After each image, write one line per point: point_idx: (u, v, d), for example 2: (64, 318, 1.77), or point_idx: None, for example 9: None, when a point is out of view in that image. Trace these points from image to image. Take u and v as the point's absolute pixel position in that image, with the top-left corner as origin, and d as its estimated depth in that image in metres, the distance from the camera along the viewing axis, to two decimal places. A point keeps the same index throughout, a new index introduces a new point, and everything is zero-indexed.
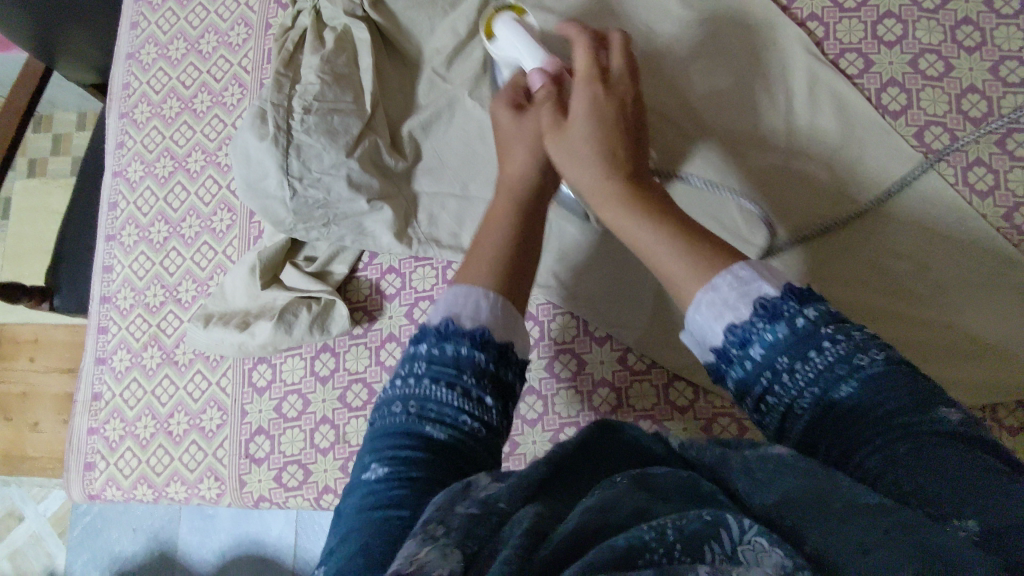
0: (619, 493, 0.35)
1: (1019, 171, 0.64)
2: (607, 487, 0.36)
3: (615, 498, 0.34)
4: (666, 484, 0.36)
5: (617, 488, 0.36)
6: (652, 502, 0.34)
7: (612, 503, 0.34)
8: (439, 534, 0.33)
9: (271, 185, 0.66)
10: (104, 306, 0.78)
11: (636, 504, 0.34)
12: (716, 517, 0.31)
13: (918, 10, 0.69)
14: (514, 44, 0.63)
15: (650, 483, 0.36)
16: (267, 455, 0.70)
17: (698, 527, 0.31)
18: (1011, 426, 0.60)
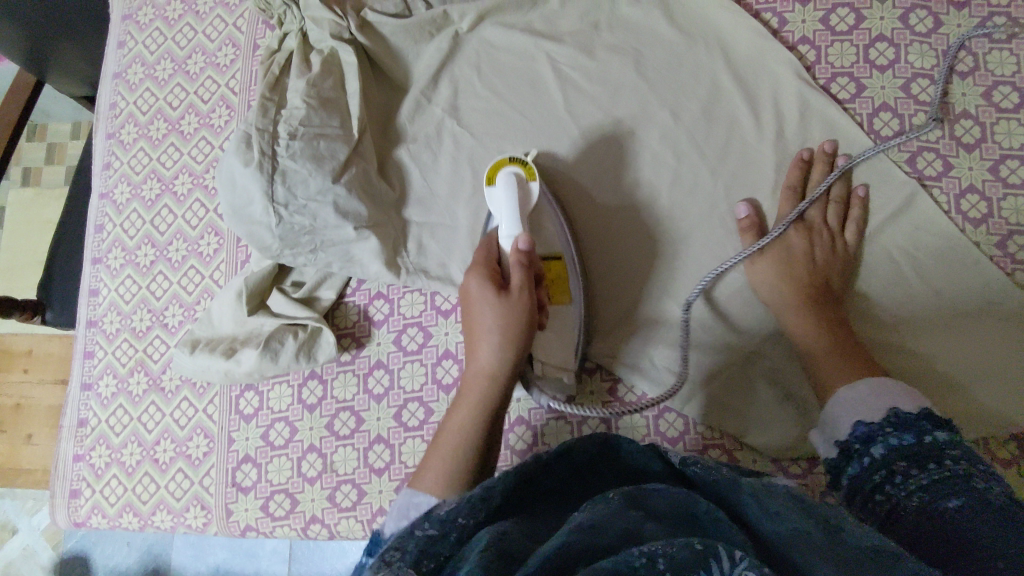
0: (607, 514, 0.35)
1: (1012, 199, 0.63)
2: (598, 504, 0.37)
3: (605, 517, 0.35)
4: (656, 507, 0.37)
5: (607, 505, 0.36)
6: (638, 522, 0.35)
7: (601, 523, 0.34)
8: (396, 558, 0.36)
9: (256, 211, 0.65)
10: (91, 330, 0.78)
11: (625, 526, 0.34)
12: (707, 547, 0.30)
13: (910, 34, 0.68)
14: (502, 213, 0.63)
15: (643, 502, 0.37)
16: (253, 483, 0.69)
17: (688, 556, 0.29)
18: (1004, 458, 0.60)
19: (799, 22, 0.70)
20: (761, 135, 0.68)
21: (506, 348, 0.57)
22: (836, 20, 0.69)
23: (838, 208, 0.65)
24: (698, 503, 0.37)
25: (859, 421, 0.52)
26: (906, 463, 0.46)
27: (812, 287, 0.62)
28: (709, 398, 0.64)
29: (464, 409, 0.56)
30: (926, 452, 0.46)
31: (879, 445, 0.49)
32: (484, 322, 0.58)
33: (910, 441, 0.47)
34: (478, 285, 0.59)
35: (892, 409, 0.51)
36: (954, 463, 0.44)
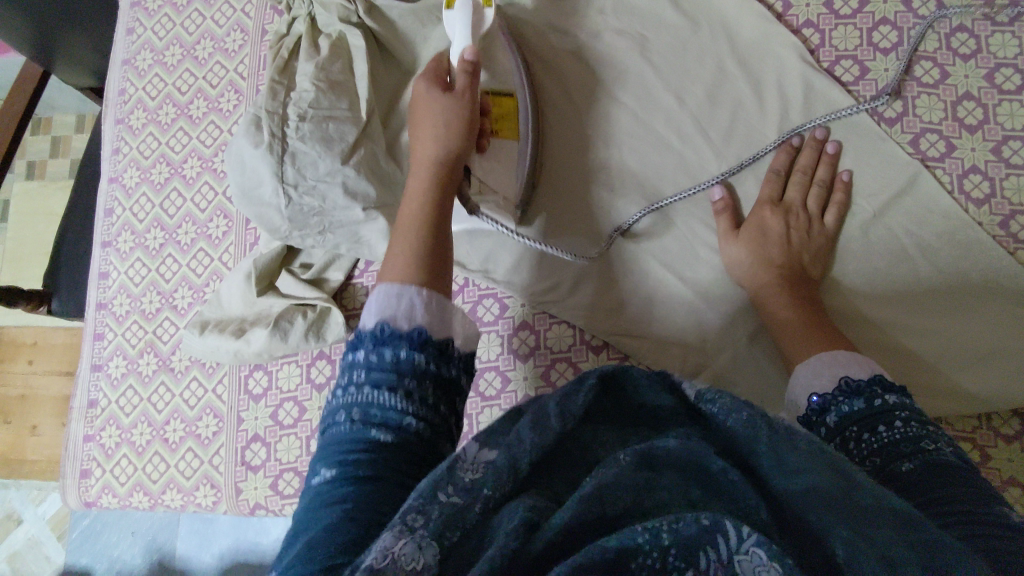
0: (620, 478, 0.33)
1: (1015, 179, 0.64)
2: (607, 466, 0.34)
3: (618, 477, 0.33)
4: (669, 461, 0.34)
5: (618, 468, 0.33)
6: (650, 486, 0.33)
7: (609, 488, 0.32)
8: (419, 525, 0.33)
9: (266, 192, 0.66)
10: (100, 313, 0.78)
11: (633, 488, 0.33)
12: (715, 522, 0.29)
13: (913, 17, 0.68)
14: (456, 32, 0.66)
15: (654, 460, 0.34)
16: (263, 462, 0.70)
17: (694, 534, 0.29)
18: (1006, 433, 0.60)
19: (803, 6, 0.71)
20: (765, 118, 0.68)
21: (437, 204, 0.54)
22: (840, 4, 0.70)
23: (821, 192, 0.66)
24: (713, 457, 0.34)
25: (813, 395, 0.53)
26: (859, 427, 0.48)
27: (789, 268, 0.63)
28: (720, 375, 0.65)
29: (412, 200, 0.54)
30: (874, 415, 0.48)
31: (833, 413, 0.50)
32: (416, 187, 0.56)
33: (861, 406, 0.49)
34: (427, 134, 0.58)
35: (843, 378, 0.52)
36: (906, 424, 0.46)
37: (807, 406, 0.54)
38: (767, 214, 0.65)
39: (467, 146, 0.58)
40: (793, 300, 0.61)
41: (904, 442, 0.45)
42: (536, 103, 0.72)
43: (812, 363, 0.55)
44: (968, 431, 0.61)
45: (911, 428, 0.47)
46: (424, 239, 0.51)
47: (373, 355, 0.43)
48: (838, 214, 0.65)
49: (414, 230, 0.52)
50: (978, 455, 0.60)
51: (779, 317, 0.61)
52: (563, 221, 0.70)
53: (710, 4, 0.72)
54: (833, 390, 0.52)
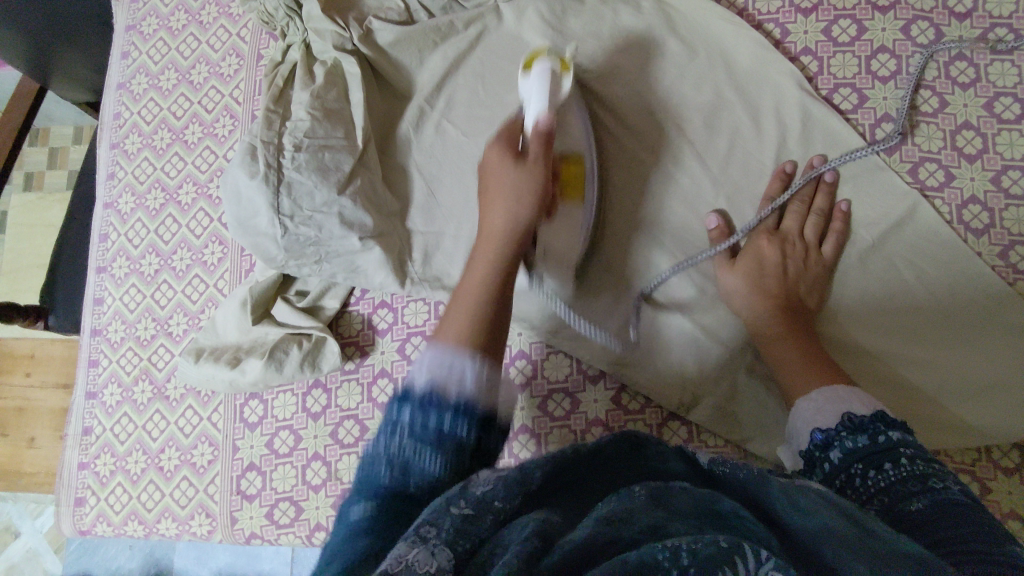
0: (631, 507, 0.36)
1: (1014, 209, 0.63)
2: (622, 500, 0.37)
3: (631, 511, 0.35)
4: (681, 508, 0.36)
5: (632, 501, 0.36)
6: (665, 521, 0.35)
7: (624, 518, 0.35)
8: (432, 536, 0.33)
9: (262, 223, 0.66)
10: (95, 339, 0.78)
11: (649, 521, 0.35)
12: (732, 544, 0.30)
13: (912, 45, 0.68)
14: (531, 95, 0.60)
15: (666, 501, 0.37)
16: (258, 491, 0.69)
17: (714, 554, 0.29)
18: (1006, 467, 0.60)
19: (800, 33, 0.71)
20: (762, 147, 0.68)
21: (508, 303, 0.52)
22: (838, 31, 0.70)
23: (819, 220, 0.65)
24: (721, 500, 0.37)
25: (817, 430, 0.52)
26: (862, 465, 0.48)
27: (787, 299, 0.62)
28: (718, 407, 0.64)
29: (464, 302, 0.50)
30: (880, 452, 0.48)
31: (837, 449, 0.50)
32: (502, 183, 0.57)
33: (865, 441, 0.49)
34: (496, 154, 0.59)
35: (846, 414, 0.52)
36: (912, 463, 0.46)
37: (810, 442, 0.53)
38: (765, 243, 0.65)
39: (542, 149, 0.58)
40: (790, 332, 0.61)
41: (907, 480, 0.45)
42: None
43: (813, 399, 0.55)
44: (967, 464, 0.61)
45: (917, 465, 0.46)
46: (475, 323, 0.47)
47: (419, 416, 0.40)
48: (836, 243, 0.65)
49: (480, 285, 0.51)
50: (977, 489, 0.60)
51: (778, 351, 0.61)
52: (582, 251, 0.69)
53: (705, 30, 0.71)
54: (836, 427, 0.51)
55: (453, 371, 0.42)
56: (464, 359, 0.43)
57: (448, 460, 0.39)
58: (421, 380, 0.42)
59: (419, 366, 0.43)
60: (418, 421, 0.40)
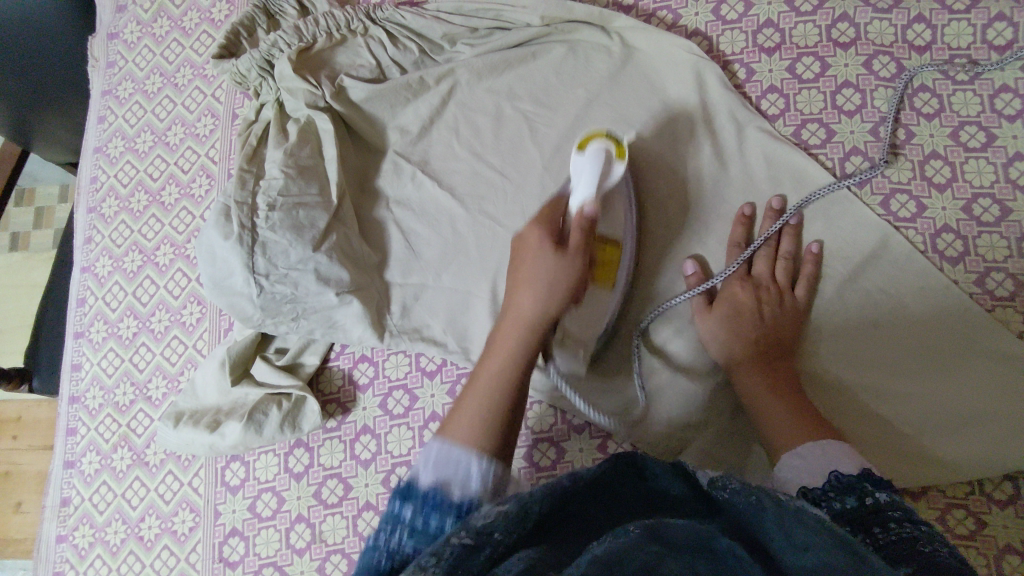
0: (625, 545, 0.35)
1: (986, 237, 0.64)
2: (618, 537, 0.37)
3: (625, 550, 0.34)
4: (676, 539, 0.36)
5: (627, 538, 0.36)
6: (659, 555, 0.34)
7: (619, 558, 0.33)
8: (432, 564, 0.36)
9: (237, 283, 0.65)
10: (73, 406, 0.77)
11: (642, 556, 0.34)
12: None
13: (875, 79, 0.69)
14: (582, 177, 0.60)
15: (661, 533, 0.37)
16: (241, 558, 0.68)
17: None
18: (1000, 499, 0.59)
19: (765, 72, 0.72)
20: (732, 185, 0.69)
21: (549, 301, 0.54)
22: (802, 69, 0.71)
23: (789, 261, 0.66)
24: (718, 538, 0.37)
25: (801, 487, 0.51)
26: (851, 527, 0.46)
27: (763, 345, 0.62)
28: (704, 450, 0.64)
29: (498, 357, 0.53)
30: (869, 514, 0.46)
31: (825, 510, 0.48)
32: (534, 269, 0.56)
33: (853, 503, 0.47)
34: (538, 236, 0.57)
35: (833, 472, 0.51)
36: (900, 525, 0.44)
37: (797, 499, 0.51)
38: (737, 289, 0.65)
39: (585, 239, 0.57)
40: (766, 376, 0.61)
41: (898, 544, 0.43)
42: (506, 179, 0.71)
43: (799, 452, 0.55)
44: (960, 497, 0.60)
45: (907, 528, 0.44)
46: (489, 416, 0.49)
47: (421, 516, 0.43)
48: (809, 284, 0.65)
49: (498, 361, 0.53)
50: (973, 523, 0.59)
51: (758, 393, 0.60)
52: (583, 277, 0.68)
53: (676, 79, 0.71)
54: (823, 485, 0.51)
55: (460, 469, 0.45)
56: (471, 455, 0.46)
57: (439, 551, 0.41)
58: (426, 476, 0.45)
59: (421, 462, 0.47)
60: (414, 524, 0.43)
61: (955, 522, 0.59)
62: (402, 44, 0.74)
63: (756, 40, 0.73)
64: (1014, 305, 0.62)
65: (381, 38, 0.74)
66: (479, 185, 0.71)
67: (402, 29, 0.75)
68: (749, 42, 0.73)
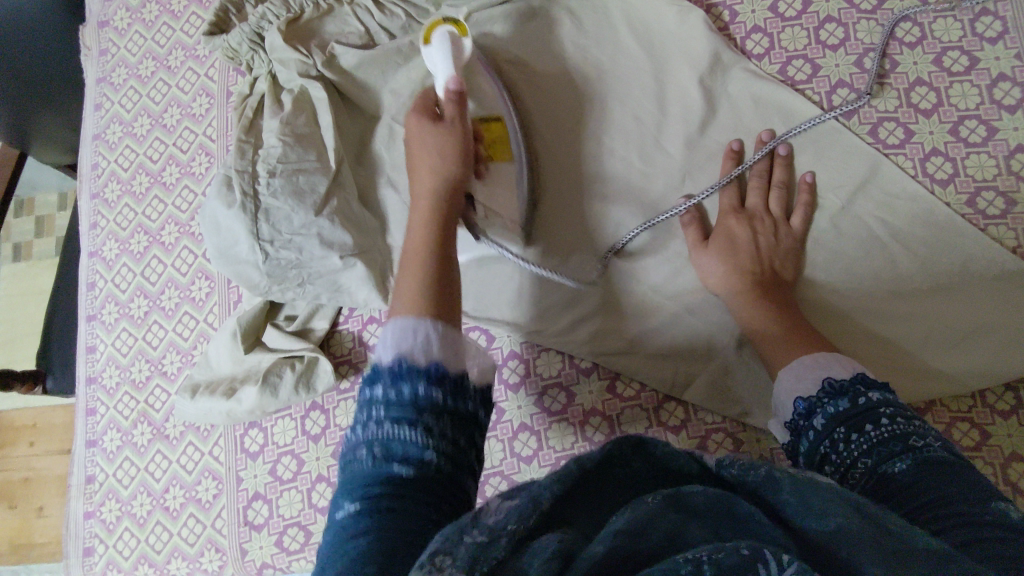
0: (644, 519, 0.35)
1: (975, 157, 0.65)
2: (635, 507, 0.36)
3: (646, 520, 0.35)
4: (696, 507, 0.36)
5: (647, 508, 0.35)
6: (682, 526, 0.35)
7: (639, 531, 0.34)
8: (448, 564, 0.33)
9: (243, 250, 0.67)
10: (91, 387, 0.78)
11: (666, 527, 0.34)
12: (754, 552, 0.30)
13: (857, 12, 0.70)
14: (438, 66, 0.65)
15: (683, 501, 0.36)
16: (266, 520, 0.69)
17: (736, 561, 0.29)
18: (1002, 409, 0.60)
19: (748, 13, 0.73)
20: (720, 125, 0.70)
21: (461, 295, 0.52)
22: (785, 7, 0.72)
23: (782, 194, 0.67)
24: (738, 503, 0.37)
25: (799, 400, 0.53)
26: (845, 428, 0.49)
27: (760, 274, 0.63)
28: (709, 382, 0.65)
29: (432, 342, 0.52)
30: (863, 413, 0.49)
31: (820, 415, 0.51)
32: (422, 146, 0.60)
33: (846, 406, 0.50)
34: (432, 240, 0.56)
35: (824, 380, 0.52)
36: (892, 422, 0.47)
37: (795, 412, 0.53)
38: (732, 223, 0.66)
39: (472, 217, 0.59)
40: (766, 305, 0.61)
41: (891, 442, 0.46)
42: (499, 136, 0.73)
43: (794, 367, 0.56)
44: (963, 411, 0.61)
45: (897, 423, 0.47)
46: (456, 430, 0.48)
47: (393, 390, 0.42)
48: (804, 216, 0.66)
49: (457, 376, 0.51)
50: (977, 435, 0.60)
51: (756, 321, 0.61)
52: (567, 220, 0.70)
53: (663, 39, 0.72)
54: (817, 393, 0.52)
55: (417, 336, 0.44)
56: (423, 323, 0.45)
57: (413, 464, 0.40)
58: (387, 355, 0.44)
59: (381, 344, 0.45)
60: (382, 424, 0.41)
61: (959, 435, 0.60)
62: (388, 10, 0.75)
63: None
64: (1006, 221, 0.63)
65: (367, 6, 0.75)
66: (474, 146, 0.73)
67: None
68: None
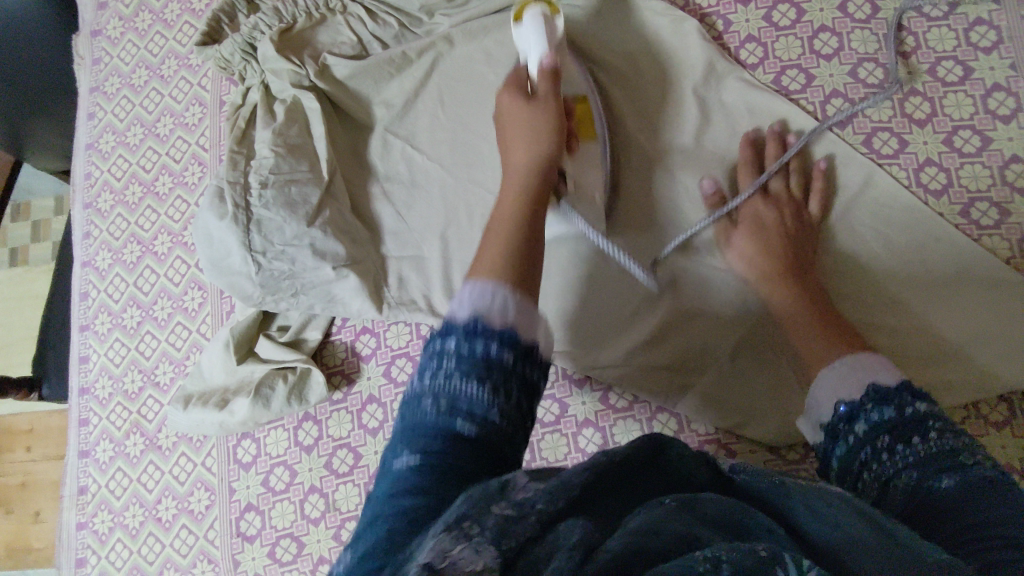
0: (659, 518, 0.35)
1: (969, 168, 0.65)
2: (650, 510, 0.36)
3: (660, 521, 0.34)
4: (708, 513, 0.37)
5: (662, 510, 0.36)
6: (693, 528, 0.34)
7: (654, 527, 0.34)
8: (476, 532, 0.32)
9: (235, 262, 0.67)
10: (84, 398, 0.78)
11: (678, 529, 0.34)
12: (771, 553, 0.31)
13: (850, 22, 0.70)
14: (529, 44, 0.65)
15: (694, 508, 0.37)
16: (259, 531, 0.69)
17: (753, 563, 0.30)
18: (995, 421, 0.60)
19: (742, 22, 0.73)
20: (711, 135, 0.70)
21: None
22: (778, 16, 0.72)
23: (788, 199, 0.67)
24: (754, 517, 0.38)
25: (841, 403, 0.52)
26: (890, 437, 0.49)
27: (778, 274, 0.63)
28: (705, 394, 0.65)
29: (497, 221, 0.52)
30: (909, 424, 0.48)
31: (862, 422, 0.50)
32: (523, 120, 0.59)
33: (891, 413, 0.49)
34: None
35: (870, 386, 0.52)
36: (940, 437, 0.48)
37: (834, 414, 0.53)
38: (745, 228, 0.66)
39: None
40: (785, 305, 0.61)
41: (941, 458, 0.46)
42: (493, 146, 0.72)
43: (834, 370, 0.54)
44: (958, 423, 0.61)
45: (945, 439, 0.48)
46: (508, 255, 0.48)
47: (465, 344, 0.41)
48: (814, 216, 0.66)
49: None
50: None
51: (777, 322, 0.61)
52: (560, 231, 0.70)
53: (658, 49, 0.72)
54: (861, 398, 0.51)
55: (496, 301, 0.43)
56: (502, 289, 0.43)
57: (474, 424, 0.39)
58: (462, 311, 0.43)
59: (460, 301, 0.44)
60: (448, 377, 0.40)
61: None
62: (381, 19, 0.75)
63: None
64: (1000, 232, 0.63)
65: (360, 14, 0.75)
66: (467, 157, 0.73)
67: (380, 4, 0.76)
68: None
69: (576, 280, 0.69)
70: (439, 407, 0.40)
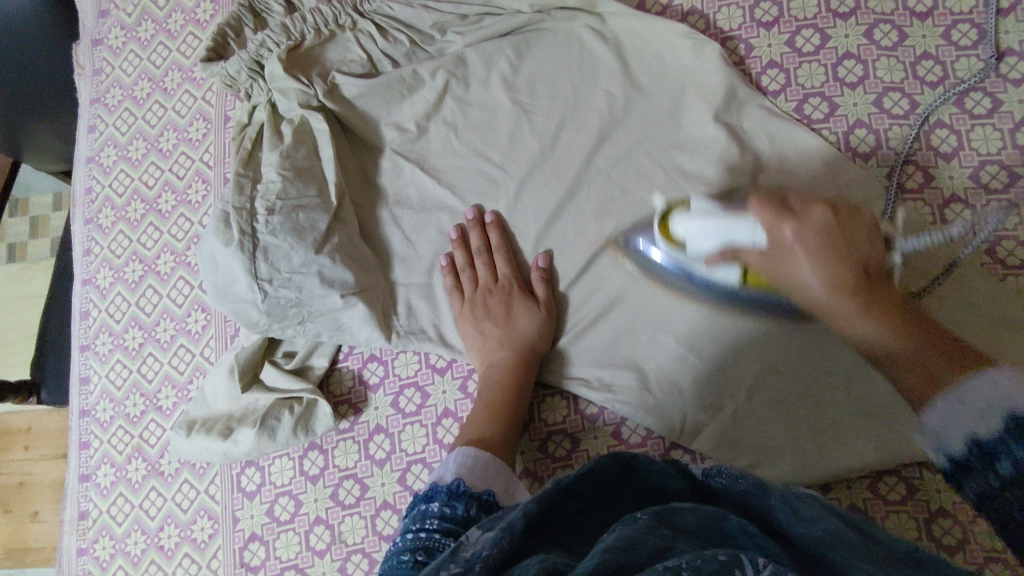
0: (638, 534, 0.34)
1: (996, 205, 0.63)
2: (627, 526, 0.35)
3: (634, 537, 0.33)
4: (687, 524, 0.36)
5: (635, 526, 0.35)
6: (670, 540, 0.33)
7: (630, 544, 0.32)
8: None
9: (241, 289, 0.65)
10: (85, 420, 0.77)
11: (655, 542, 0.33)
12: (731, 556, 0.29)
13: (876, 49, 0.68)
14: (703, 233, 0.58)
15: (673, 519, 0.36)
16: (263, 562, 0.68)
17: (714, 565, 0.28)
18: None
19: (764, 47, 0.71)
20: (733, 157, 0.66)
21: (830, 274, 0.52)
22: (802, 41, 0.70)
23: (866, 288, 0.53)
24: (727, 519, 0.37)
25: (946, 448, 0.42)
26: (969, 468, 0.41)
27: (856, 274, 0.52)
28: (720, 432, 0.61)
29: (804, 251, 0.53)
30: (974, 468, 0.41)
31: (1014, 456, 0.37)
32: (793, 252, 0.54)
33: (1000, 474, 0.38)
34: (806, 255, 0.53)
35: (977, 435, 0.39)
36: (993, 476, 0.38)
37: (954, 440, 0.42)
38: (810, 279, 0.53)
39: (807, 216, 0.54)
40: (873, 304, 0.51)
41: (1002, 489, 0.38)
42: (505, 170, 0.70)
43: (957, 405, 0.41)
44: None
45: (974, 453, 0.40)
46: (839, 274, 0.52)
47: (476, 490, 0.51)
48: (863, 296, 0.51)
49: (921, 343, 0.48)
50: None
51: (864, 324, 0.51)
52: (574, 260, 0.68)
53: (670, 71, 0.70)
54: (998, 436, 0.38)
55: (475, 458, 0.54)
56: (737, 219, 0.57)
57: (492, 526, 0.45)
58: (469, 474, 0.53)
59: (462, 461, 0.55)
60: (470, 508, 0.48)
61: None
62: (392, 36, 0.73)
63: (754, 15, 0.72)
64: None
65: (371, 32, 0.73)
66: (479, 181, 0.71)
67: (391, 21, 0.74)
68: (746, 17, 0.72)
69: (593, 310, 0.67)
70: (418, 557, 0.43)
